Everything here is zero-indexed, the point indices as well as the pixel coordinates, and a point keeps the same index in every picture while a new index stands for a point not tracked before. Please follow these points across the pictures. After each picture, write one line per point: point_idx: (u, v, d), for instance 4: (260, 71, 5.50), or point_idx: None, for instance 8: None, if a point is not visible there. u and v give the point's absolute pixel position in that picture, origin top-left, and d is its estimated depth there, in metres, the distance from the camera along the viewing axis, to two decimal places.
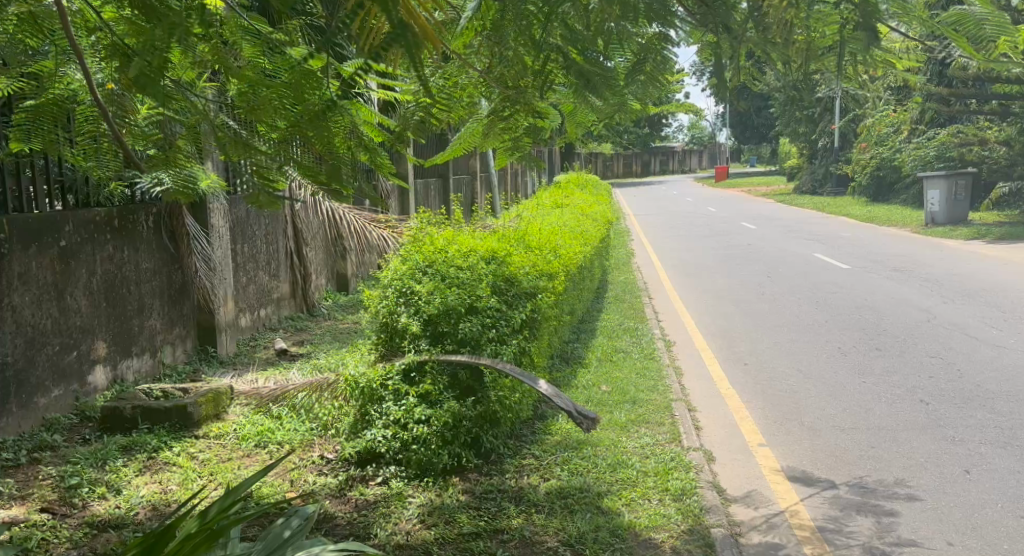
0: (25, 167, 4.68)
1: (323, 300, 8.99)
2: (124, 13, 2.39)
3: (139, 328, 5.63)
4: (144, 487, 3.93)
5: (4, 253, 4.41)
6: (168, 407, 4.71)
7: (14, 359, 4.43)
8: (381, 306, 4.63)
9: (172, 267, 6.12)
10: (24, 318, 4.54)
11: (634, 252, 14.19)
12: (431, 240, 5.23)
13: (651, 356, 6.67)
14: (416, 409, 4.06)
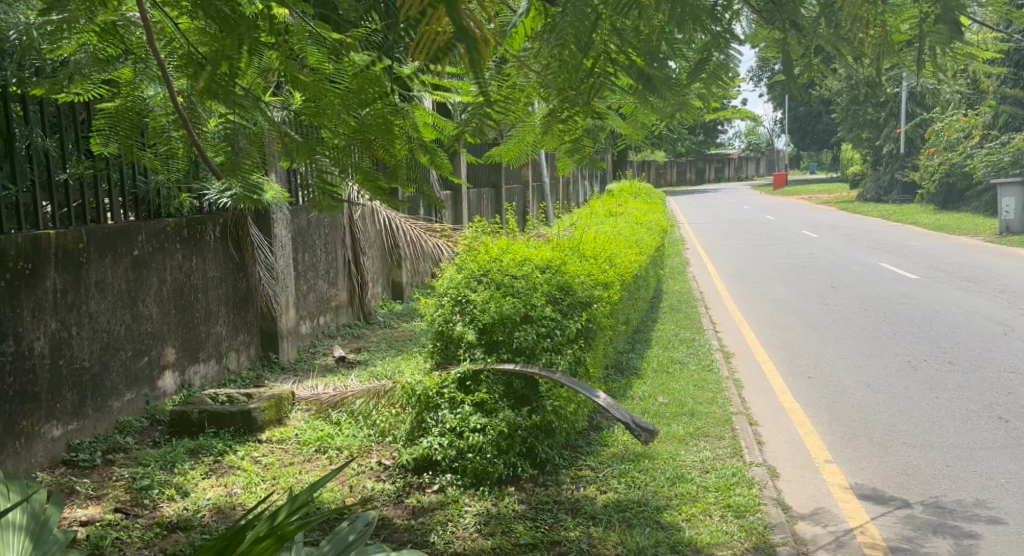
0: (102, 180, 4.88)
1: (379, 308, 9.12)
2: (199, 28, 2.47)
3: (206, 335, 5.80)
4: (210, 490, 4.03)
5: (83, 262, 4.58)
6: (233, 412, 4.83)
7: (90, 364, 4.59)
8: (437, 314, 4.68)
9: (238, 275, 6.29)
10: (100, 324, 4.70)
11: (691, 261, 14.01)
12: (486, 249, 5.26)
13: (709, 367, 6.57)
14: (471, 418, 4.11)
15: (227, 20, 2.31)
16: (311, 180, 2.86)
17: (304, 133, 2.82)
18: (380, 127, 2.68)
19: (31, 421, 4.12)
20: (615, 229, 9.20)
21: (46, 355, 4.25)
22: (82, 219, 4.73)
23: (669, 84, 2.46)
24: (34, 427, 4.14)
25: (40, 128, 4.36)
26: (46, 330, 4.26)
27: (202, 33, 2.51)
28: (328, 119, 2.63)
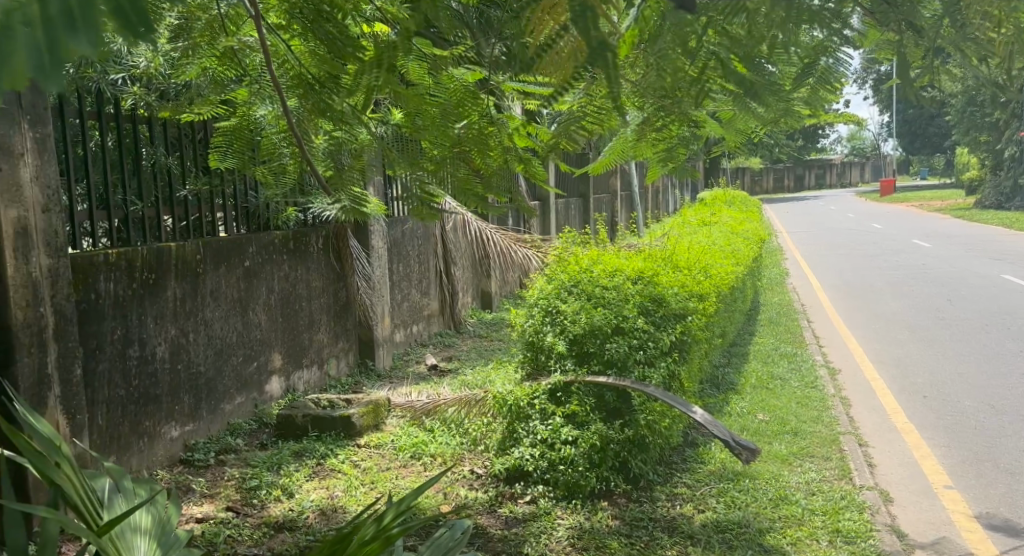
0: (218, 195, 5.15)
1: (469, 318, 9.30)
2: (310, 46, 2.59)
3: (309, 342, 6.00)
4: (314, 492, 4.17)
5: (199, 272, 4.83)
6: (332, 416, 4.99)
7: (205, 369, 4.83)
8: (528, 325, 4.71)
9: (338, 285, 6.49)
10: (214, 331, 4.94)
11: (791, 272, 13.58)
12: (576, 259, 5.26)
13: (813, 384, 6.35)
14: (563, 429, 4.11)
15: (331, 42, 2.48)
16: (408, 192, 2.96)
17: (404, 146, 2.88)
18: (475, 143, 2.76)
19: (152, 422, 4.37)
20: (711, 239, 9.03)
21: (166, 360, 4.50)
22: (200, 231, 4.99)
23: (772, 86, 2.42)
24: (154, 428, 4.38)
25: (163, 146, 4.63)
26: (166, 336, 4.51)
27: (314, 54, 2.63)
28: (428, 134, 2.72)
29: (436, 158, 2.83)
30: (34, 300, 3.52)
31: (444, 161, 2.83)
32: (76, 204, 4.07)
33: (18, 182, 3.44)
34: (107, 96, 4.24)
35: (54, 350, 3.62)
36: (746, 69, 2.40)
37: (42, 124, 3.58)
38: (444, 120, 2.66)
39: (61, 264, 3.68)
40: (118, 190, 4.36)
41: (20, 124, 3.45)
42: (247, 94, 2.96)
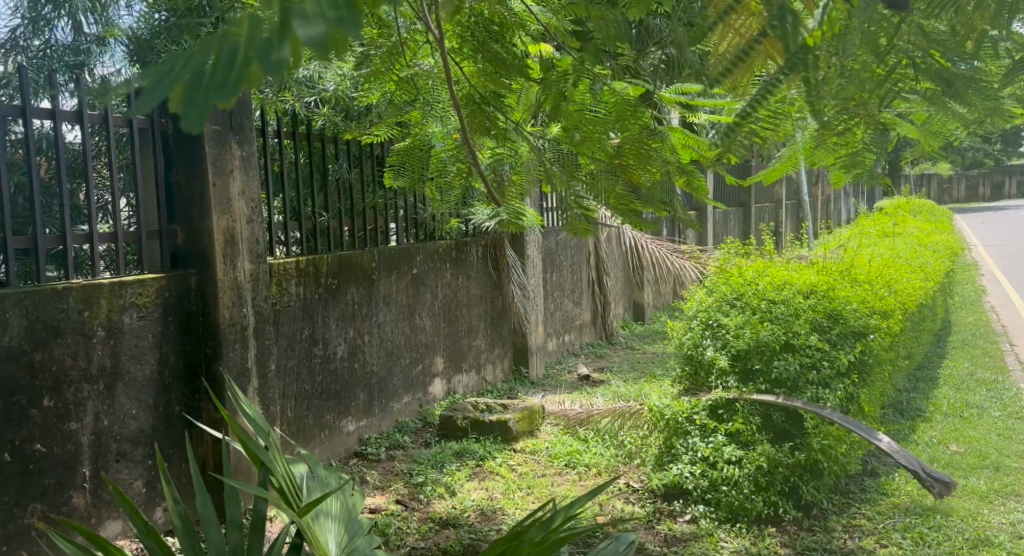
0: (390, 206, 5.44)
1: (621, 330, 9.27)
2: (479, 65, 2.76)
3: (468, 347, 6.19)
4: (474, 492, 4.31)
5: (374, 277, 5.11)
6: (491, 420, 5.13)
7: (377, 369, 5.10)
8: (687, 337, 4.63)
9: (495, 293, 6.66)
10: (386, 334, 5.21)
11: (988, 289, 12.47)
12: (739, 271, 5.08)
13: (1016, 415, 5.79)
14: (725, 448, 4.01)
15: (500, 63, 2.67)
16: (570, 203, 3.03)
17: (562, 156, 2.92)
18: (632, 150, 2.68)
19: (332, 416, 4.67)
20: (894, 252, 8.45)
21: (345, 358, 4.80)
22: (374, 241, 5.28)
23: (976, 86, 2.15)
24: (334, 422, 4.68)
25: (345, 162, 4.95)
26: (345, 336, 4.81)
27: (483, 74, 2.79)
28: (585, 149, 2.76)
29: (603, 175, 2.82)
30: (238, 301, 3.94)
31: (612, 178, 2.81)
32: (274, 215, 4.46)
33: (226, 197, 3.85)
34: (302, 118, 4.61)
35: (253, 346, 4.03)
36: (949, 66, 2.10)
37: (247, 143, 4.01)
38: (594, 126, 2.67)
39: (259, 269, 4.09)
40: (308, 203, 4.74)
41: (229, 144, 3.88)
42: (418, 117, 3.18)
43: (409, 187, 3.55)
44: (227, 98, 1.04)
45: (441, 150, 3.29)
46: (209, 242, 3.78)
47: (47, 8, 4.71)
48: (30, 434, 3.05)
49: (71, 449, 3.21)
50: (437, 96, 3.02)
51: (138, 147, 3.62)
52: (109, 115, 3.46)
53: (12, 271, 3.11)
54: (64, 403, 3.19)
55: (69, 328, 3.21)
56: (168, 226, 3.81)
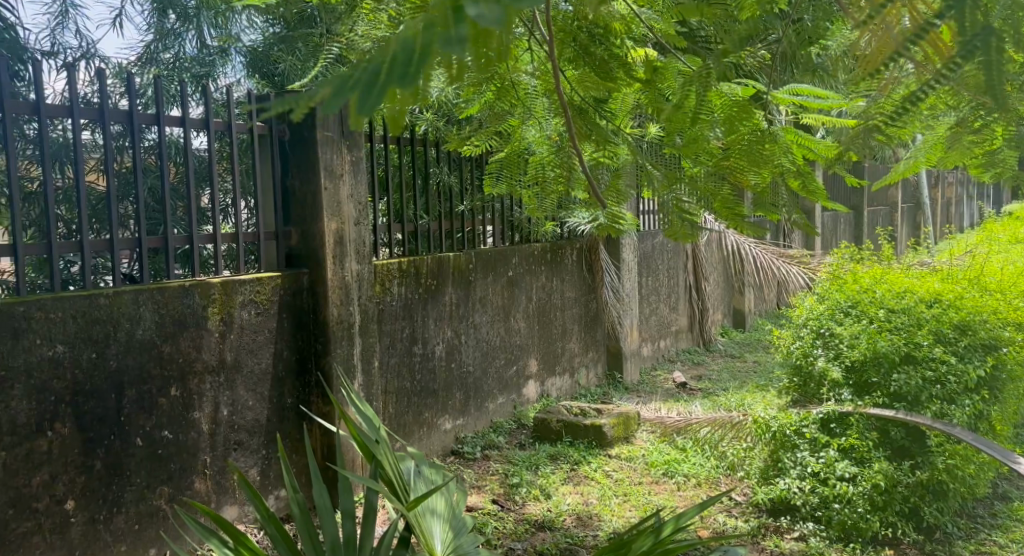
0: (488, 209, 5.50)
1: (720, 337, 9.09)
2: (579, 69, 2.77)
3: (562, 350, 6.19)
4: (569, 496, 4.32)
5: (471, 279, 5.17)
6: (587, 425, 5.11)
7: (474, 368, 5.17)
8: (796, 346, 4.54)
9: (590, 296, 6.63)
10: (482, 334, 5.26)
11: None
12: (855, 276, 4.81)
13: None
14: (838, 464, 3.86)
15: (604, 65, 2.68)
16: (672, 208, 2.99)
17: (662, 161, 2.92)
18: (747, 154, 2.59)
19: (431, 414, 4.75)
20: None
21: (443, 358, 4.88)
22: (472, 243, 5.35)
23: None
24: (433, 419, 4.77)
25: (446, 165, 5.05)
26: (443, 336, 4.88)
27: (584, 78, 2.78)
28: (691, 151, 2.67)
29: (714, 183, 2.78)
30: (345, 300, 4.08)
31: (722, 184, 2.78)
32: (379, 217, 4.61)
33: (337, 199, 4.01)
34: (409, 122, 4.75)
35: (359, 343, 4.17)
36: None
37: (357, 148, 4.16)
38: (703, 124, 2.53)
39: (367, 270, 4.24)
40: (410, 205, 4.86)
41: (341, 149, 4.04)
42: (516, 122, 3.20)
43: (508, 191, 3.59)
44: (409, 88, 1.04)
45: (540, 156, 3.30)
46: (320, 243, 3.96)
47: (178, 22, 4.99)
48: (159, 421, 3.34)
49: (194, 436, 3.48)
50: (535, 103, 3.05)
51: (257, 154, 3.87)
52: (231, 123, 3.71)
53: (143, 268, 3.41)
54: (188, 392, 3.46)
55: (193, 321, 3.48)
56: (283, 228, 4.03)
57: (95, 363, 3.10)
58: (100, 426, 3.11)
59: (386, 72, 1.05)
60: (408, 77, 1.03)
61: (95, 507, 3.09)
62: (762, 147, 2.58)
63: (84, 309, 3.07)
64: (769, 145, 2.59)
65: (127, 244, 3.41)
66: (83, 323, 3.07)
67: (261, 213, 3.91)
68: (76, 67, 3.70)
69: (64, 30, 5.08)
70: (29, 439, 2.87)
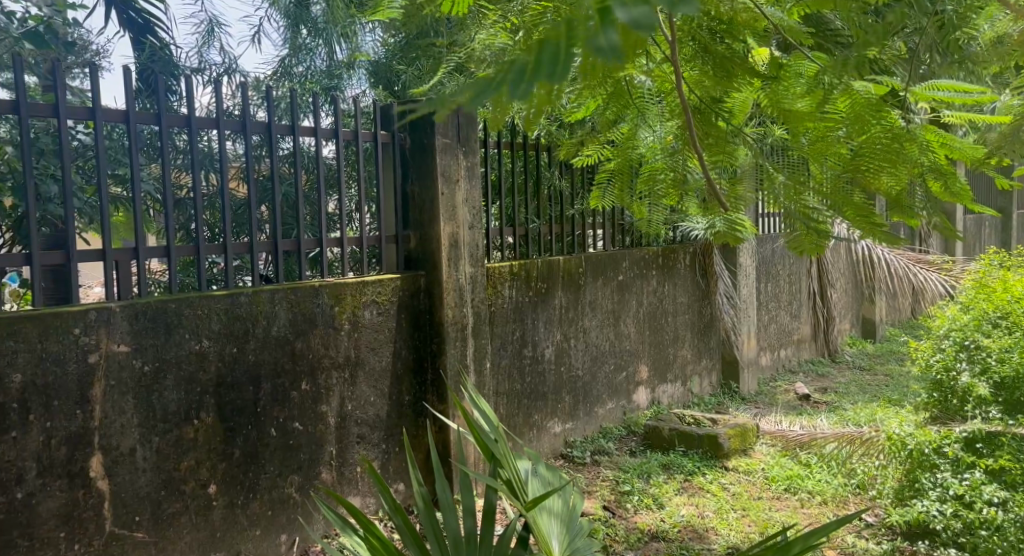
0: (599, 213, 5.46)
1: (846, 346, 8.71)
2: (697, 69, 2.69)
3: (673, 357, 6.07)
4: (683, 507, 4.24)
5: (580, 283, 5.13)
6: (702, 435, 5.01)
7: (583, 373, 5.14)
8: (937, 360, 4.36)
9: (703, 302, 6.46)
10: (592, 339, 5.22)
11: None
12: (1004, 285, 4.48)
13: None
14: (984, 488, 3.59)
15: (725, 62, 2.55)
16: (790, 216, 2.81)
17: (788, 164, 2.82)
18: (883, 151, 2.49)
19: (541, 417, 4.77)
20: None
21: (553, 361, 4.88)
22: (582, 246, 5.31)
23: None
24: (542, 422, 4.79)
25: (557, 170, 5.06)
26: (553, 340, 4.88)
27: (702, 79, 2.70)
28: (818, 152, 2.67)
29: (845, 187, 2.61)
30: (460, 301, 4.16)
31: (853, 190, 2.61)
32: (491, 221, 4.67)
33: (453, 204, 4.10)
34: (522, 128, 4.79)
35: (472, 345, 4.24)
36: None
37: (473, 154, 4.24)
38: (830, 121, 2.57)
39: (481, 272, 4.31)
40: (523, 209, 4.86)
41: (458, 155, 4.13)
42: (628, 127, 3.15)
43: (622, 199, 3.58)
44: (556, 83, 1.16)
45: (650, 161, 3.26)
46: (437, 246, 4.05)
47: (310, 37, 5.24)
48: (291, 413, 3.53)
49: (321, 429, 3.66)
50: (649, 107, 2.99)
51: (380, 161, 4.01)
52: (358, 132, 3.85)
53: (277, 271, 3.61)
54: (317, 387, 3.63)
55: (321, 320, 3.64)
56: (403, 232, 4.14)
57: (236, 357, 3.32)
58: (239, 416, 3.33)
59: (533, 70, 1.17)
60: (555, 76, 1.15)
61: (235, 492, 3.33)
62: (900, 144, 2.49)
63: (227, 308, 3.28)
64: (906, 143, 2.50)
65: (265, 246, 3.63)
66: (226, 320, 3.28)
67: (382, 216, 4.05)
68: (222, 81, 3.95)
69: (210, 48, 5.43)
70: (178, 426, 3.12)
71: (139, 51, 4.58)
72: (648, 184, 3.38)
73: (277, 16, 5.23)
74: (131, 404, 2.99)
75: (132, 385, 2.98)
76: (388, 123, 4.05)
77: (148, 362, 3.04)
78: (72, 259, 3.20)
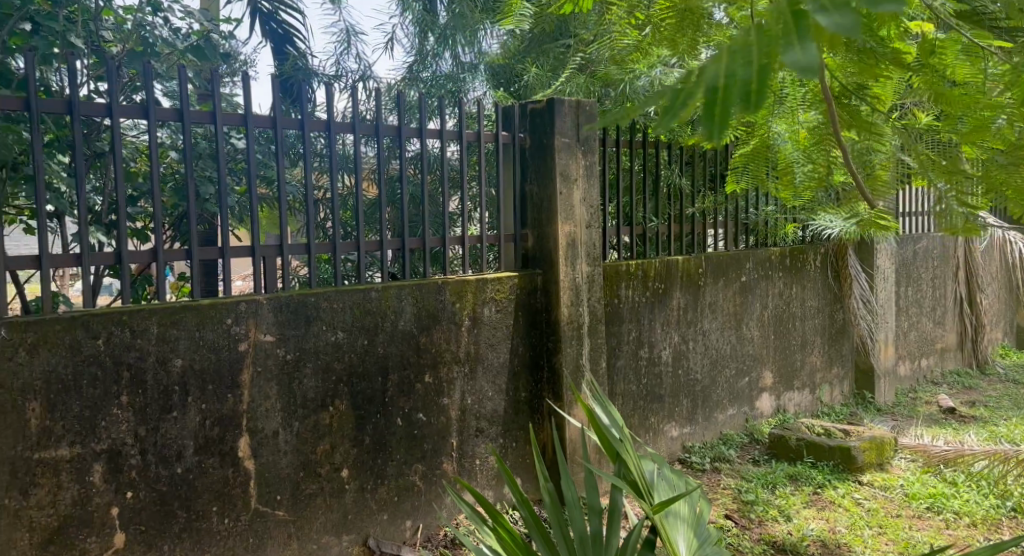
0: (721, 212, 5.31)
1: (997, 357, 8.06)
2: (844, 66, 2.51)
3: (801, 363, 5.83)
4: (813, 521, 4.06)
5: (701, 285, 5.00)
6: (833, 446, 4.76)
7: (702, 377, 5.02)
8: None
9: (835, 306, 6.15)
10: (712, 342, 5.09)
11: None
12: None
13: None
14: None
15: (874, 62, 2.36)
16: (943, 200, 2.86)
17: (941, 147, 2.77)
18: None
19: (657, 420, 4.72)
20: None
21: (671, 364, 4.80)
22: (703, 246, 5.18)
23: None
24: (659, 425, 4.73)
25: (678, 167, 4.97)
26: (671, 342, 4.80)
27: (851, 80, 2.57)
28: (973, 137, 2.64)
29: (1006, 170, 2.67)
30: (576, 300, 4.17)
31: (1017, 170, 2.66)
32: (609, 220, 4.64)
33: (571, 203, 4.11)
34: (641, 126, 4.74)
35: (589, 344, 4.24)
36: None
37: (592, 153, 4.24)
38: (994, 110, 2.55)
39: (599, 272, 4.31)
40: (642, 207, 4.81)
41: (577, 154, 4.14)
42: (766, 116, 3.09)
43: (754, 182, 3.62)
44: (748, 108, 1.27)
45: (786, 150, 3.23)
46: (555, 245, 4.07)
47: (437, 43, 5.40)
48: (415, 405, 3.66)
49: (443, 421, 3.77)
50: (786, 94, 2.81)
51: (503, 161, 4.07)
52: (481, 134, 3.94)
53: (402, 268, 3.75)
54: (439, 380, 3.75)
55: (444, 316, 3.75)
56: (521, 231, 4.19)
57: (366, 349, 3.49)
58: (368, 405, 3.50)
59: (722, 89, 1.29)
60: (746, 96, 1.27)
61: (364, 477, 3.50)
62: None
63: (359, 302, 3.45)
64: None
65: (393, 245, 3.78)
66: (358, 313, 3.45)
67: (501, 215, 4.12)
68: (358, 86, 4.15)
69: (347, 54, 5.71)
70: (315, 412, 3.32)
71: (281, 60, 4.87)
72: (787, 168, 3.38)
73: (408, 23, 5.43)
74: (275, 389, 3.20)
75: (276, 371, 3.20)
76: (509, 124, 4.11)
77: (289, 351, 3.24)
78: (225, 254, 3.48)
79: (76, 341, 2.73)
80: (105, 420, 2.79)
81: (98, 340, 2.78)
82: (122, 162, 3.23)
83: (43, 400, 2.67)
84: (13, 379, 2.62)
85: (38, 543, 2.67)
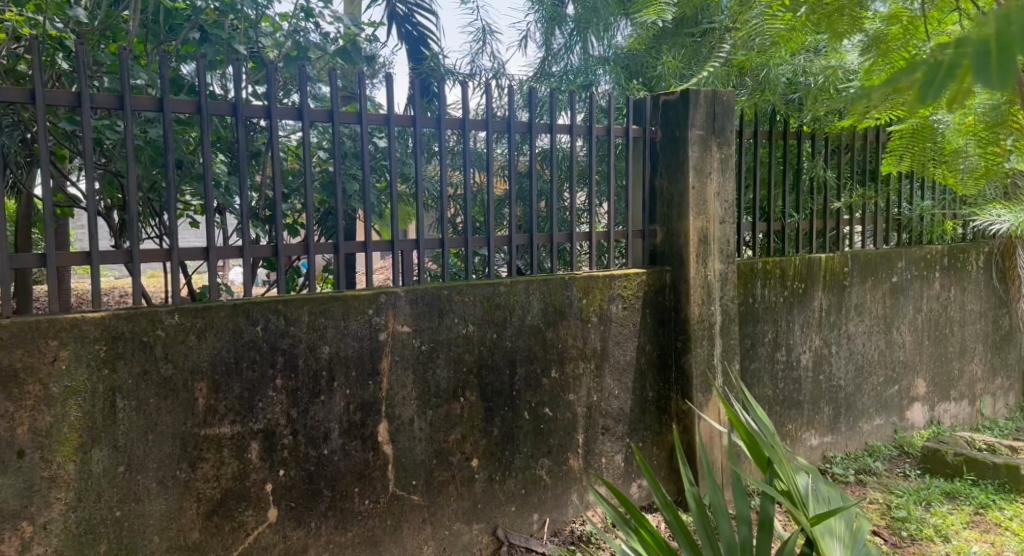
0: (869, 207, 4.97)
1: None
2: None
3: (960, 372, 5.37)
4: (976, 544, 3.74)
5: (847, 285, 4.71)
6: (998, 463, 4.35)
7: (846, 384, 4.74)
8: None
9: (999, 311, 5.63)
10: (857, 346, 4.78)
11: None
12: None
13: None
14: None
15: None
16: None
17: None
18: None
19: (795, 426, 4.50)
20: None
21: (811, 368, 4.55)
22: (849, 244, 4.87)
23: None
24: (796, 432, 4.51)
25: (823, 159, 4.69)
26: (811, 345, 4.55)
27: None
28: None
29: None
30: (708, 299, 4.03)
31: None
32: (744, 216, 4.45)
33: (704, 198, 3.97)
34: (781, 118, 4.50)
35: (721, 344, 4.09)
36: None
37: (728, 145, 4.07)
38: None
39: (733, 269, 4.14)
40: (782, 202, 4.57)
41: (712, 147, 3.99)
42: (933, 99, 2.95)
43: (915, 163, 3.45)
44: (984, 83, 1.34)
45: (951, 132, 3.11)
46: (687, 241, 3.95)
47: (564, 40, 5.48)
48: (542, 399, 3.67)
49: (570, 417, 3.76)
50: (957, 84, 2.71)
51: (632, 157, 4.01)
52: (612, 128, 3.89)
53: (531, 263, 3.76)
54: (565, 376, 3.73)
55: (572, 313, 3.73)
56: (650, 226, 4.10)
57: (495, 343, 3.53)
58: (498, 398, 3.54)
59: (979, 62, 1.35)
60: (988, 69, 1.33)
61: (494, 468, 3.55)
62: None
63: (488, 296, 3.49)
64: None
65: (523, 240, 3.80)
66: (487, 307, 3.49)
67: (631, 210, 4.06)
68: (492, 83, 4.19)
69: (482, 53, 5.80)
70: (447, 402, 3.40)
71: (418, 62, 5.01)
72: (952, 154, 3.20)
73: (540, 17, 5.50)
74: (411, 378, 3.30)
75: (411, 361, 3.30)
76: (640, 117, 4.03)
77: (424, 342, 3.34)
78: (367, 247, 3.62)
79: (237, 327, 2.92)
80: (261, 402, 2.98)
81: (256, 327, 2.96)
82: (280, 161, 3.41)
83: (209, 382, 2.88)
84: (184, 360, 2.83)
85: (204, 512, 2.89)
